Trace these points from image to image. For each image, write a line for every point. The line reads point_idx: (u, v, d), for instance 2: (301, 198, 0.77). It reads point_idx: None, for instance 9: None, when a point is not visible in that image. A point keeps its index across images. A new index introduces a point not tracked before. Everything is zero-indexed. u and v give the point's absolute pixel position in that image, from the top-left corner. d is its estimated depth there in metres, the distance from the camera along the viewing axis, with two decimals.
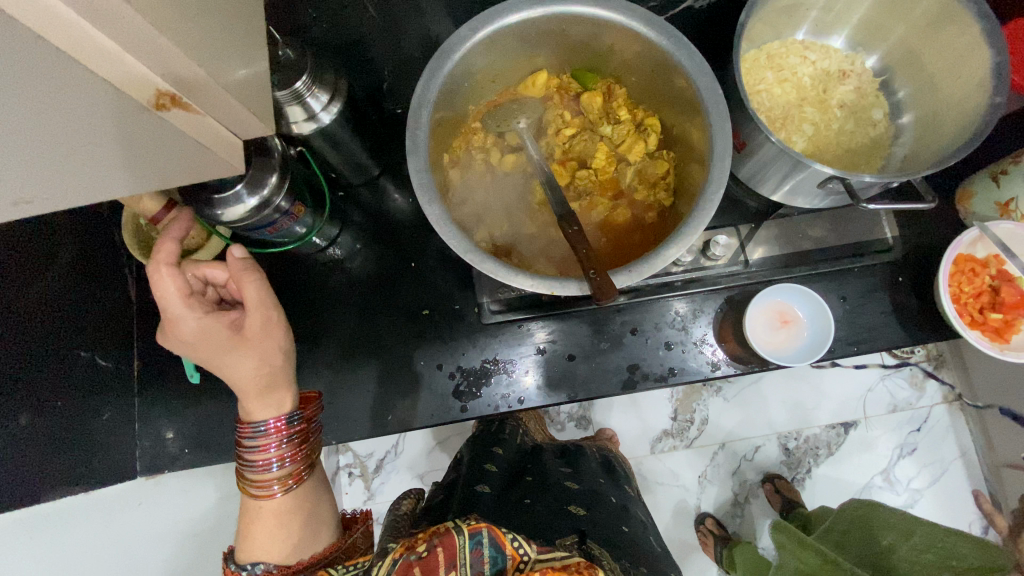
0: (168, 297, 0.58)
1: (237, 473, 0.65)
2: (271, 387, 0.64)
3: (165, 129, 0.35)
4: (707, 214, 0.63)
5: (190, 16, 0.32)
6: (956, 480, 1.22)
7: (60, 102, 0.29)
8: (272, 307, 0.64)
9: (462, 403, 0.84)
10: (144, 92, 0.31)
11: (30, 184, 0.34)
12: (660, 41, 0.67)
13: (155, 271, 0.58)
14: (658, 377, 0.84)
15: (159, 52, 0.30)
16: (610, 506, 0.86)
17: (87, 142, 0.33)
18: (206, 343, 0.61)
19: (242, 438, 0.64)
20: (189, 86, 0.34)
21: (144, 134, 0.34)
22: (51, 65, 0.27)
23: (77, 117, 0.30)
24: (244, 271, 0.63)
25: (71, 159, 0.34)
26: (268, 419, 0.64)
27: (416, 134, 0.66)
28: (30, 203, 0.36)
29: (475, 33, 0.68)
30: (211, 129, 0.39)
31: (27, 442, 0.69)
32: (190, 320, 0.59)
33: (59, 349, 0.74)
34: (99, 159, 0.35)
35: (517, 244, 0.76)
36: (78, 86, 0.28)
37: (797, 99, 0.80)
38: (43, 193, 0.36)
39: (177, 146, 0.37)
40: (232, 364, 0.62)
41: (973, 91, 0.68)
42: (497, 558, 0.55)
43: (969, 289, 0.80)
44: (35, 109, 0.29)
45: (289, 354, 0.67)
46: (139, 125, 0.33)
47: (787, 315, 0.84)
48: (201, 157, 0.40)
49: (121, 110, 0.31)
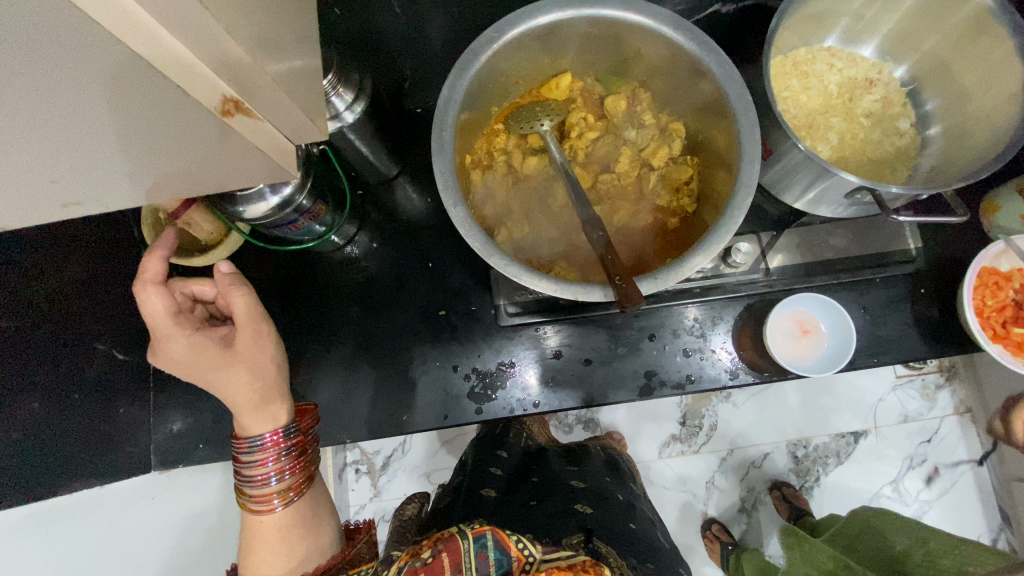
0: (154, 316, 0.59)
1: (236, 491, 0.65)
2: (266, 401, 0.64)
3: (226, 134, 0.35)
4: (735, 223, 0.62)
5: (242, 11, 0.31)
6: (967, 492, 1.22)
7: (132, 109, 0.29)
8: (262, 321, 0.65)
9: (477, 404, 0.83)
10: (212, 98, 0.31)
11: (79, 186, 0.35)
12: (690, 47, 0.67)
13: (143, 291, 0.59)
14: (675, 384, 0.83)
15: (219, 51, 0.30)
16: (619, 505, 0.85)
17: (142, 145, 0.33)
18: (197, 362, 0.60)
19: (239, 453, 0.64)
20: (252, 92, 0.34)
21: (206, 137, 0.34)
22: (130, 74, 0.26)
23: (145, 122, 0.31)
24: (233, 285, 0.63)
25: (125, 162, 0.35)
26: (264, 433, 0.64)
27: (442, 135, 0.66)
28: (78, 203, 0.38)
29: (504, 34, 0.67)
30: (266, 133, 0.39)
31: (50, 433, 0.69)
32: (180, 338, 0.59)
33: (77, 343, 0.74)
34: (149, 159, 0.35)
35: (538, 247, 0.76)
36: (154, 95, 0.28)
37: (823, 106, 0.80)
38: (91, 196, 0.37)
39: (228, 150, 0.37)
40: (225, 380, 0.61)
41: (1004, 105, 0.67)
42: (503, 560, 0.54)
43: (992, 303, 0.79)
44: (105, 113, 0.29)
45: (281, 365, 0.66)
46: (200, 129, 0.33)
47: (808, 326, 0.84)
48: (253, 162, 0.41)
49: (190, 116, 0.31)
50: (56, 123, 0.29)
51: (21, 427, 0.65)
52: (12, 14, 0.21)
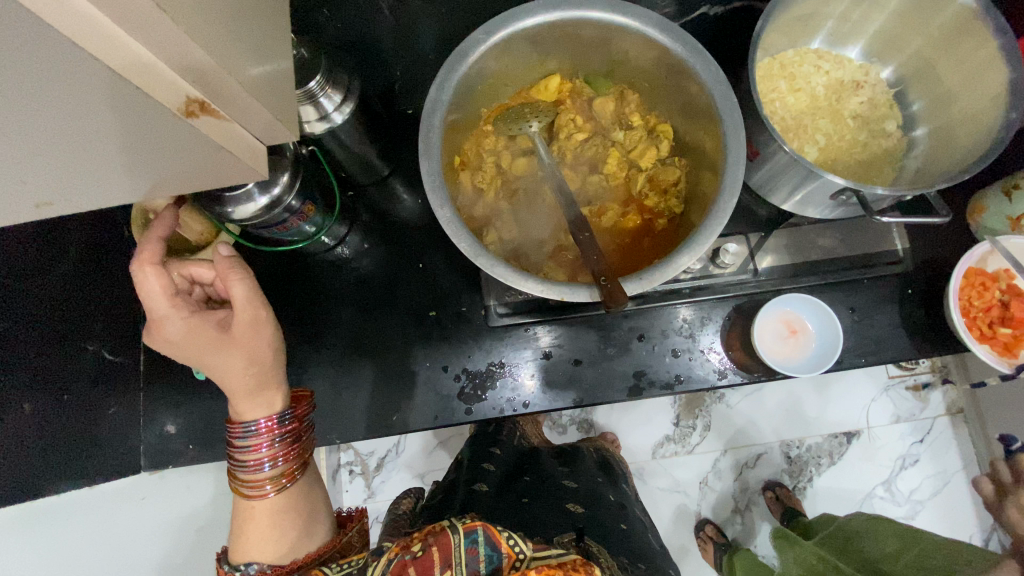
0: (153, 297, 0.58)
1: (229, 474, 0.65)
2: (260, 387, 0.64)
3: (193, 134, 0.35)
4: (720, 224, 0.63)
5: (212, 16, 0.31)
6: (959, 492, 1.22)
7: (98, 111, 0.29)
8: (261, 307, 0.63)
9: (466, 405, 0.83)
10: (175, 99, 0.31)
11: (52, 188, 0.36)
12: (676, 49, 0.67)
13: (139, 269, 0.58)
14: (664, 384, 0.84)
15: (188, 55, 0.30)
16: (608, 505, 0.85)
17: (112, 146, 0.33)
18: (193, 344, 0.60)
19: (234, 438, 0.64)
20: (225, 95, 0.35)
21: (174, 137, 0.35)
22: (90, 76, 0.27)
23: (110, 124, 0.31)
24: (231, 269, 0.62)
25: (96, 164, 0.35)
26: (259, 418, 0.64)
27: (429, 137, 0.66)
28: (52, 204, 0.38)
29: (490, 36, 0.68)
30: (236, 135, 0.39)
31: (37, 435, 0.69)
32: (176, 320, 0.59)
33: (65, 345, 0.74)
34: (122, 161, 0.36)
35: (526, 249, 0.77)
36: (112, 96, 0.29)
37: (810, 108, 0.80)
38: (64, 196, 0.37)
39: (199, 150, 0.38)
40: (222, 364, 0.61)
41: (988, 106, 0.68)
42: (493, 557, 0.54)
43: (978, 303, 0.80)
44: (71, 116, 0.29)
45: (278, 352, 0.66)
46: (164, 129, 0.33)
47: (795, 326, 0.84)
48: (226, 162, 0.41)
49: (154, 118, 0.32)
50: (18, 129, 0.29)
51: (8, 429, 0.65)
52: None
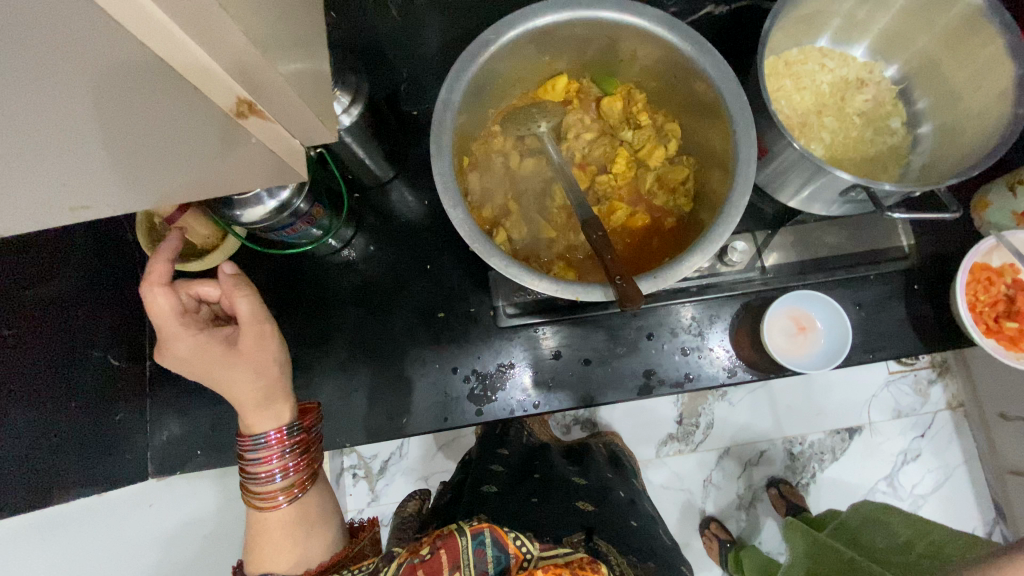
0: (163, 317, 0.58)
1: (241, 486, 0.64)
2: (269, 399, 0.63)
3: (240, 134, 0.36)
4: (732, 223, 0.63)
5: (252, 12, 0.31)
6: (962, 485, 1.23)
7: (154, 107, 0.30)
8: (266, 321, 0.63)
9: (478, 406, 0.83)
10: (228, 101, 0.33)
11: (90, 190, 0.35)
12: (685, 48, 0.67)
13: (149, 290, 0.58)
14: (675, 383, 0.84)
15: (229, 47, 0.30)
16: (618, 502, 0.85)
17: (160, 146, 0.34)
18: (204, 360, 0.60)
19: (244, 451, 0.63)
20: (257, 89, 0.35)
21: (219, 137, 0.36)
22: (150, 73, 0.27)
23: (162, 122, 0.32)
24: (237, 287, 0.61)
25: (141, 165, 0.35)
26: (268, 431, 0.63)
27: (441, 138, 0.66)
28: (87, 208, 0.37)
29: (501, 36, 0.68)
30: (277, 134, 0.40)
31: (48, 440, 0.68)
32: (185, 338, 0.58)
33: (73, 351, 0.73)
34: (165, 162, 0.36)
35: (536, 249, 0.77)
36: (167, 91, 0.29)
37: (816, 106, 0.81)
38: (100, 200, 0.37)
39: (240, 151, 0.39)
40: (230, 378, 0.61)
41: (994, 102, 0.69)
42: (500, 558, 0.54)
43: (984, 297, 0.81)
44: (128, 115, 0.30)
45: (284, 365, 0.65)
46: (210, 128, 0.34)
47: (804, 323, 0.85)
48: (264, 163, 0.42)
49: (206, 115, 0.33)
50: (71, 126, 0.29)
51: (23, 435, 0.64)
52: (32, 9, 0.22)
